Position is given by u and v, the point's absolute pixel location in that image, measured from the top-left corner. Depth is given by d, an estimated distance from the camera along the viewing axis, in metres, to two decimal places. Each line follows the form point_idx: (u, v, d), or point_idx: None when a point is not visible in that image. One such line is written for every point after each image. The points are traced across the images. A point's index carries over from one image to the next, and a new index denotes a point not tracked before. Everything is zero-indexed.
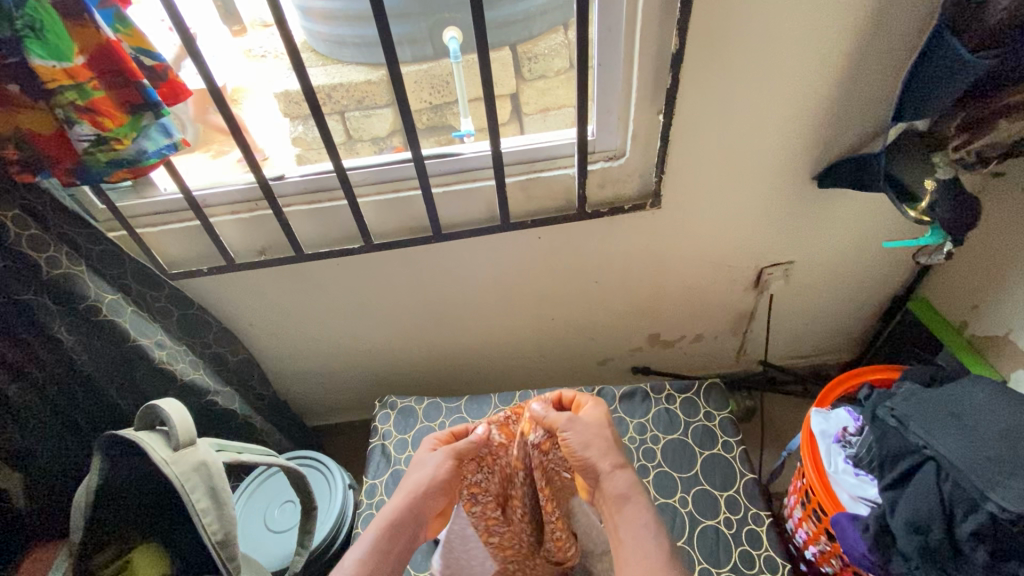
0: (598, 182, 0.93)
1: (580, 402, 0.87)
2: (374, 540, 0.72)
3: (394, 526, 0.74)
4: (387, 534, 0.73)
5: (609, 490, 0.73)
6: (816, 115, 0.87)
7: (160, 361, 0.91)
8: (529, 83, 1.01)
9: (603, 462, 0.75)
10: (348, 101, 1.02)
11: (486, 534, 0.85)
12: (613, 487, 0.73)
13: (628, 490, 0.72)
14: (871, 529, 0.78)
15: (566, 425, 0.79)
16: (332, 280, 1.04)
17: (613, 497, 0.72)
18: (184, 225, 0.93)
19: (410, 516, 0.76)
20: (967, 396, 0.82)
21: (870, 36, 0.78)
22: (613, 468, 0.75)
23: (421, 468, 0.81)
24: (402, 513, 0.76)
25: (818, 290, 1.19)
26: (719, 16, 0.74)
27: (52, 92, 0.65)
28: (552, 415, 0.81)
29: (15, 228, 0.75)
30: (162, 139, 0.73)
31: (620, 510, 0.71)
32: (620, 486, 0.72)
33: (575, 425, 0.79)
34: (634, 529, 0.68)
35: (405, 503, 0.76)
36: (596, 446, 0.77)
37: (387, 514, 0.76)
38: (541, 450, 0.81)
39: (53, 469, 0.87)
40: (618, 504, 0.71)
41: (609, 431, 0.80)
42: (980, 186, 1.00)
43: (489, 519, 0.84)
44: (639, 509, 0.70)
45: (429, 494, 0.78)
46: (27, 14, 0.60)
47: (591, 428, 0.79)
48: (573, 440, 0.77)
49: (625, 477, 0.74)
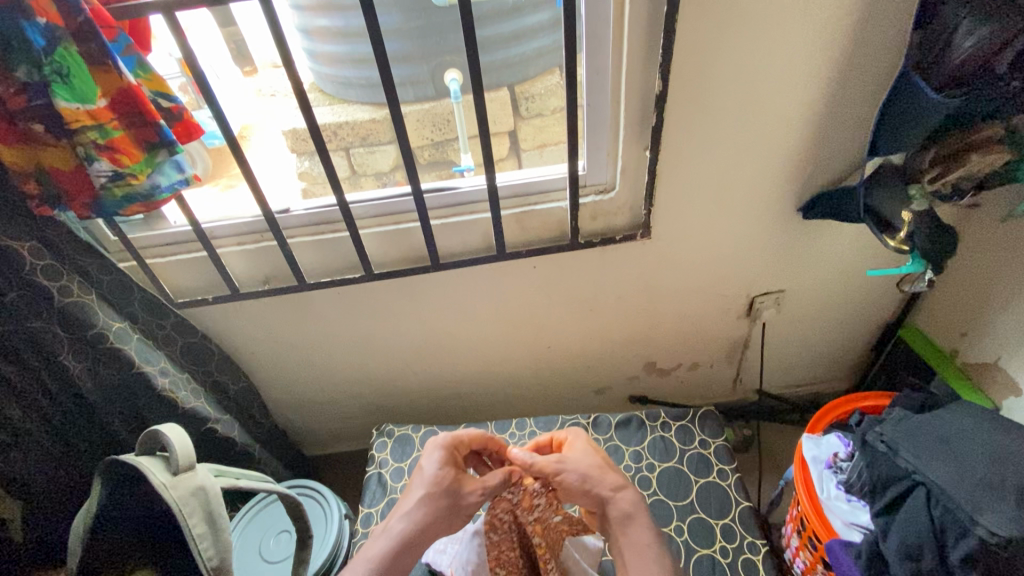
0: (590, 215, 0.97)
1: (558, 440, 0.87)
2: (384, 554, 0.68)
3: (411, 541, 0.70)
4: (400, 547, 0.69)
5: (613, 512, 0.73)
6: (797, 150, 0.91)
7: (163, 389, 0.93)
8: (526, 121, 1.06)
9: (604, 487, 0.75)
10: (353, 138, 1.09)
11: (494, 565, 0.83)
12: (617, 510, 0.73)
13: (632, 508, 0.72)
14: (863, 555, 0.79)
15: (557, 465, 0.79)
16: (332, 309, 1.07)
17: (615, 519, 0.72)
18: (191, 256, 0.97)
19: (423, 543, 0.71)
20: (957, 422, 0.82)
21: (842, 79, 0.83)
22: (614, 490, 0.75)
23: (448, 498, 0.75)
24: (418, 531, 0.71)
25: (810, 319, 1.21)
26: (698, 61, 0.79)
27: (75, 131, 0.69)
28: (541, 459, 0.81)
29: (31, 257, 0.78)
30: (175, 174, 0.77)
31: (625, 529, 0.71)
32: (623, 505, 0.73)
33: (568, 462, 0.79)
34: (640, 552, 0.68)
35: (422, 521, 0.72)
36: (593, 477, 0.76)
37: (398, 530, 0.71)
38: (525, 507, 0.82)
39: (53, 497, 0.88)
40: (624, 524, 0.71)
41: (599, 457, 0.81)
42: (960, 217, 1.03)
43: (502, 552, 0.83)
44: (643, 529, 0.70)
45: (443, 528, 0.73)
46: (55, 61, 0.64)
47: (583, 460, 0.79)
48: (568, 477, 0.78)
49: (628, 496, 0.74)
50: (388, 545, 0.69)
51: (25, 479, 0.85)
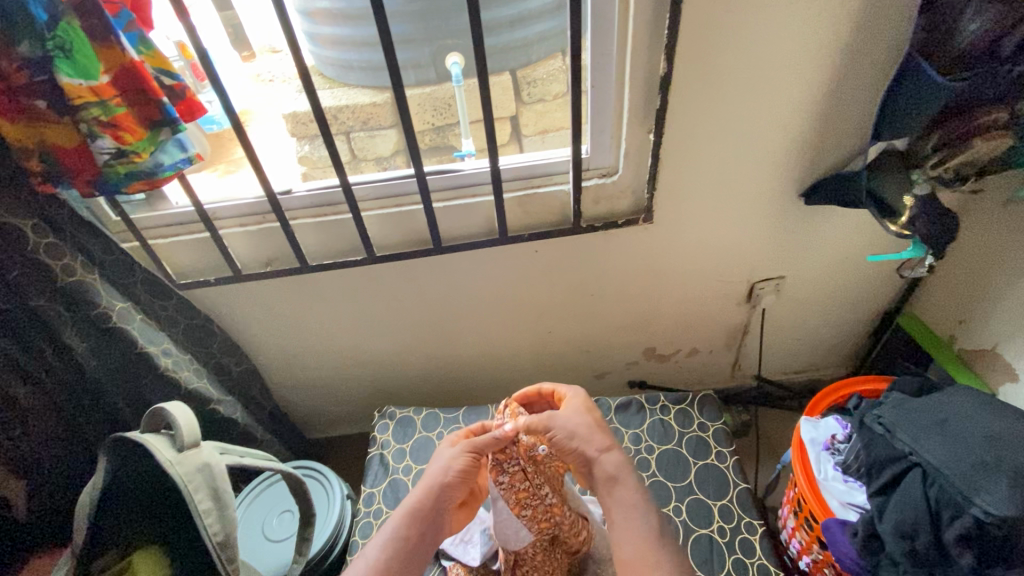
0: (592, 199, 0.97)
1: (559, 392, 0.83)
2: (395, 525, 0.71)
3: (418, 510, 0.72)
4: (408, 515, 0.72)
5: (598, 473, 0.73)
6: (801, 135, 0.91)
7: (165, 368, 0.93)
8: (528, 106, 1.06)
9: (591, 447, 0.74)
10: (353, 122, 1.08)
11: (518, 507, 0.79)
12: (603, 470, 0.73)
13: (617, 472, 0.72)
14: (859, 534, 0.81)
15: (548, 421, 0.77)
16: (334, 292, 1.08)
17: (603, 480, 0.72)
18: (194, 237, 0.97)
19: (428, 510, 0.73)
20: (951, 403, 0.83)
21: (847, 63, 0.83)
22: (599, 452, 0.74)
23: (442, 461, 0.77)
24: (422, 499, 0.73)
25: (809, 305, 1.22)
26: (703, 44, 0.79)
27: (77, 108, 0.69)
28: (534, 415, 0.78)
29: (34, 236, 0.78)
30: (179, 153, 0.77)
31: (612, 492, 0.71)
32: (609, 469, 0.72)
33: (559, 418, 0.77)
34: (627, 512, 0.69)
35: (424, 492, 0.74)
36: (582, 435, 0.75)
37: (408, 500, 0.74)
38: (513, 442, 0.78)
39: (58, 475, 0.90)
40: (609, 487, 0.71)
41: (594, 415, 0.78)
42: (962, 203, 1.03)
43: (521, 491, 0.79)
44: (629, 491, 0.70)
45: (446, 488, 0.74)
46: (59, 36, 0.64)
47: (575, 416, 0.77)
48: (559, 433, 0.76)
49: (613, 458, 0.73)
50: (399, 515, 0.72)
51: (30, 457, 0.86)
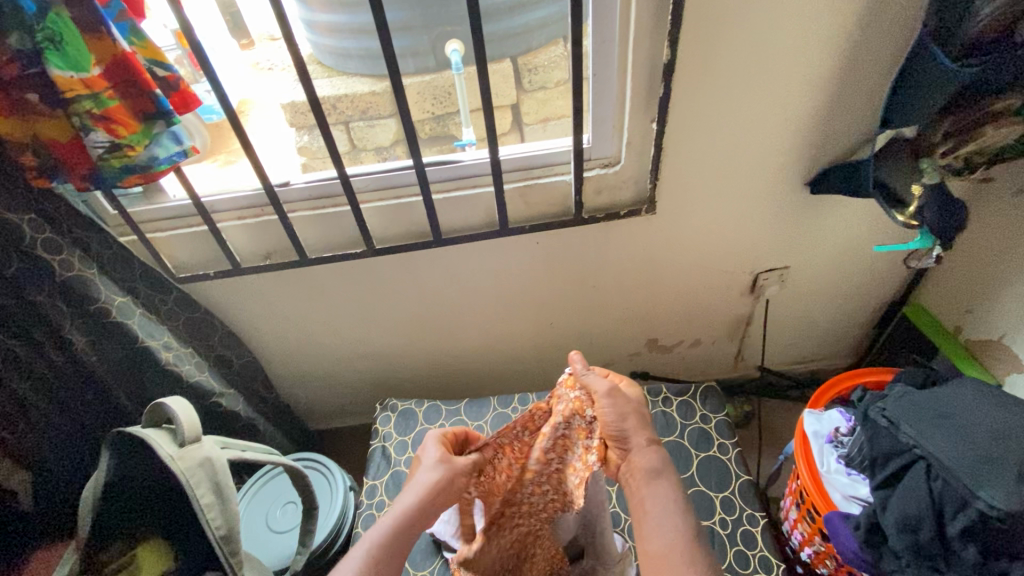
0: (594, 189, 0.96)
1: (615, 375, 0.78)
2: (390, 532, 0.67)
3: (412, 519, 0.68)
4: (403, 523, 0.68)
5: (639, 463, 0.69)
6: (807, 122, 0.89)
7: (166, 361, 0.93)
8: (529, 94, 1.04)
9: (638, 434, 0.71)
10: (352, 112, 1.06)
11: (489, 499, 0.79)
12: (644, 460, 0.69)
13: (660, 465, 0.68)
14: (862, 526, 0.80)
15: (605, 394, 0.72)
16: (335, 285, 1.07)
17: (643, 470, 0.68)
18: (192, 231, 0.96)
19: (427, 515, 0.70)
20: (957, 396, 0.82)
21: (856, 49, 0.81)
22: (645, 442, 0.70)
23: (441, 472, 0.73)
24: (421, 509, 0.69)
25: (813, 295, 1.21)
26: (707, 30, 0.77)
27: (69, 100, 0.68)
28: (591, 379, 0.74)
29: (31, 230, 0.77)
30: (173, 146, 0.75)
31: (649, 483, 0.67)
32: (650, 461, 0.68)
33: (614, 396, 0.72)
34: (663, 504, 0.66)
35: (424, 500, 0.70)
36: (630, 420, 0.71)
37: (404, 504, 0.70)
38: (543, 413, 0.78)
39: (61, 470, 0.90)
40: (648, 478, 0.67)
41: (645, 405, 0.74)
42: (972, 192, 1.01)
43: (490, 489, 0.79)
44: (667, 485, 0.67)
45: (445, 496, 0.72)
46: (48, 27, 0.63)
47: (630, 402, 0.73)
48: (608, 411, 0.71)
49: (654, 453, 0.69)
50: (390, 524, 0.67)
51: (34, 452, 0.86)
